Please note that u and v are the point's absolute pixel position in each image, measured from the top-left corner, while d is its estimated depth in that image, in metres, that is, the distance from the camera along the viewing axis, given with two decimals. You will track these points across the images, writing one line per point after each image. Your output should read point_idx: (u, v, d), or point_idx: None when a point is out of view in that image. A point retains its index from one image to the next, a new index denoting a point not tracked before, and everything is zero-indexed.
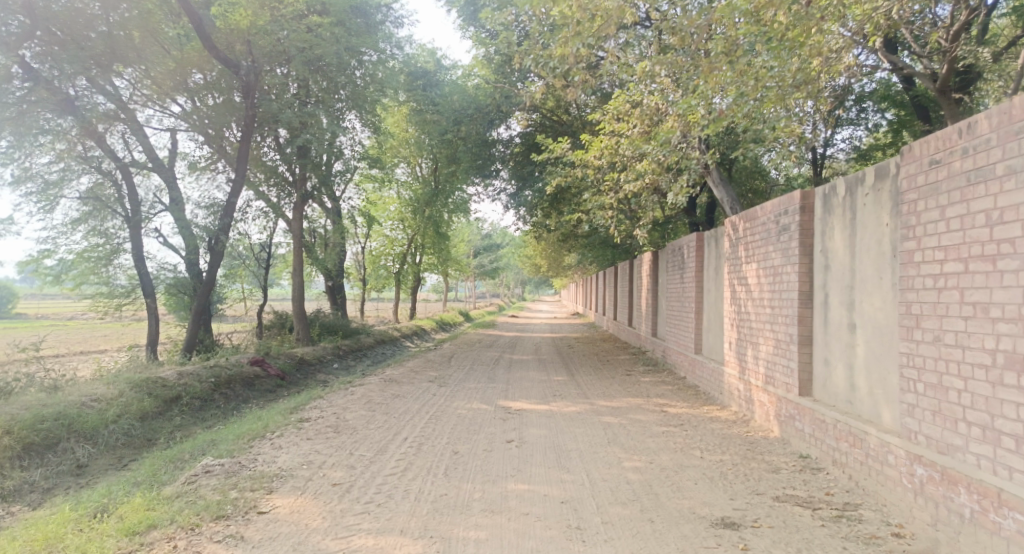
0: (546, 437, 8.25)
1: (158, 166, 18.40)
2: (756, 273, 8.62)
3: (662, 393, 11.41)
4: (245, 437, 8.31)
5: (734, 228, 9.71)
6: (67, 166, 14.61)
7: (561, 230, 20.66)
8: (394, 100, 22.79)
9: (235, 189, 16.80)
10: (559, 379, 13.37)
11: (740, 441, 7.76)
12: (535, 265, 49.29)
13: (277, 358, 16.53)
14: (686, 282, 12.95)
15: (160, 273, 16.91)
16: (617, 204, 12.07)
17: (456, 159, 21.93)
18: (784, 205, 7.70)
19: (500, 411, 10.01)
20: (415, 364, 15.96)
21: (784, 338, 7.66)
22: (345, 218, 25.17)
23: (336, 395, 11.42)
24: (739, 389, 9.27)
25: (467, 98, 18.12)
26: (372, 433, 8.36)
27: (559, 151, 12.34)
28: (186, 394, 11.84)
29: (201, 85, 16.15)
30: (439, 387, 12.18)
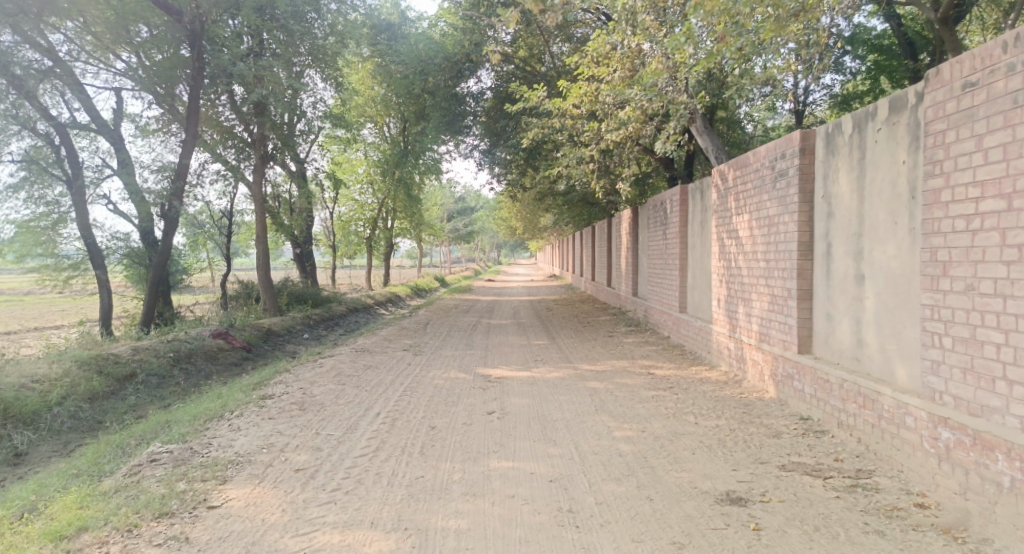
0: (528, 407, 7.71)
1: (102, 129, 17.33)
2: (748, 224, 8.07)
3: (647, 354, 10.94)
4: (200, 418, 7.68)
5: (723, 177, 9.12)
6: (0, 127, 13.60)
7: (537, 188, 20.05)
8: (357, 53, 21.73)
9: (187, 150, 15.86)
10: (540, 343, 12.84)
11: (734, 403, 7.27)
12: (510, 227, 48.62)
13: (243, 330, 15.77)
14: (669, 238, 12.40)
15: (112, 243, 16.08)
16: (600, 155, 11.40)
17: (425, 116, 21.04)
18: (781, 148, 7.11)
19: (478, 380, 9.45)
20: (389, 332, 15.34)
21: (780, 292, 7.14)
22: (312, 182, 24.17)
23: (304, 368, 10.79)
24: (729, 348, 8.79)
25: (433, 48, 17.21)
26: (340, 409, 7.76)
27: (535, 101, 11.57)
28: (141, 370, 11.23)
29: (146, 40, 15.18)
30: (414, 356, 11.60)
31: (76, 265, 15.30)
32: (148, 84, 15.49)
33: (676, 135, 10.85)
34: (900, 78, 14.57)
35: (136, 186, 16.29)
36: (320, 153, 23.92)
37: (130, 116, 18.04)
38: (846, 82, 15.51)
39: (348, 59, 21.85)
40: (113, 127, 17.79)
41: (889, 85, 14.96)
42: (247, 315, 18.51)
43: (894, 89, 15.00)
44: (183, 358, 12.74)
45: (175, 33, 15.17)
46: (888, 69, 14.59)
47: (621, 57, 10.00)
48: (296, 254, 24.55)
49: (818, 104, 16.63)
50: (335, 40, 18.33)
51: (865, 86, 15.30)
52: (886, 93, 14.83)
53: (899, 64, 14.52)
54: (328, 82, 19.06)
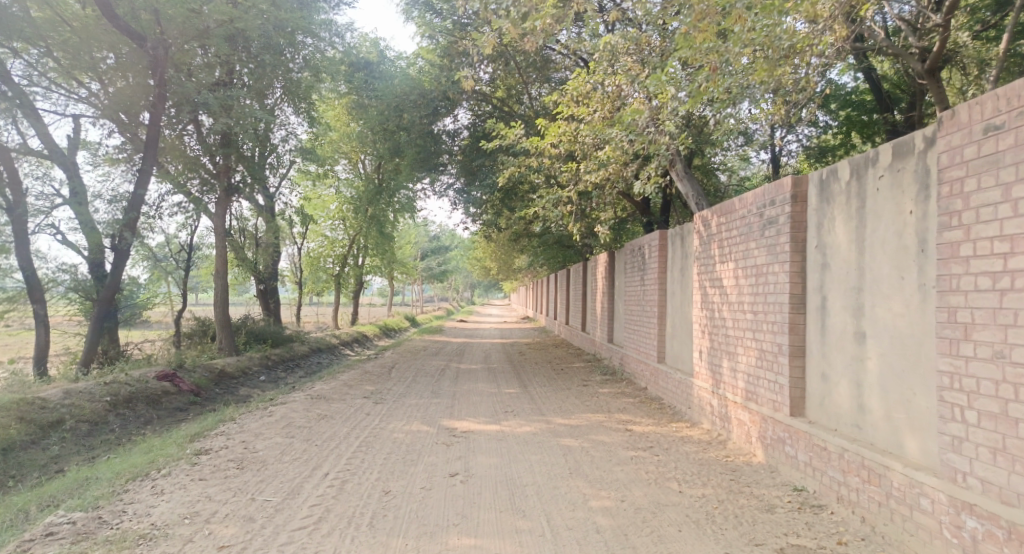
0: (494, 468, 6.99)
1: (56, 155, 16.51)
2: (734, 273, 7.56)
3: (624, 407, 10.30)
4: (123, 477, 6.91)
5: (706, 224, 8.65)
6: None
7: (512, 228, 19.54)
8: (332, 88, 21.25)
9: (144, 180, 15.07)
10: (511, 392, 12.14)
11: (721, 469, 6.64)
12: (485, 267, 47.99)
13: (193, 371, 14.79)
14: (648, 284, 11.89)
15: (56, 275, 15.08)
16: (578, 197, 10.86)
17: (399, 153, 20.53)
18: (770, 194, 6.63)
19: (443, 434, 8.70)
20: (352, 377, 14.49)
21: (769, 348, 6.59)
22: (281, 217, 23.39)
23: (252, 416, 9.94)
24: (712, 405, 8.19)
25: (408, 84, 16.76)
26: (285, 468, 6.97)
27: (511, 138, 11.02)
28: (71, 417, 10.51)
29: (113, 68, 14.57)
30: (375, 404, 10.81)
31: (11, 297, 14.29)
32: (108, 111, 14.83)
33: (656, 176, 10.36)
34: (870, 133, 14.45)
35: (87, 217, 15.41)
36: (290, 188, 23.21)
37: (87, 143, 17.24)
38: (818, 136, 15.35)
39: (323, 94, 21.40)
40: (68, 153, 16.98)
41: (861, 141, 14.85)
42: (203, 355, 17.50)
43: (866, 145, 14.90)
44: (122, 402, 11.82)
45: (136, 59, 14.40)
46: (861, 124, 14.51)
47: (601, 96, 9.57)
48: (259, 291, 23.58)
49: (789, 156, 16.49)
50: (309, 72, 17.84)
51: (836, 140, 15.18)
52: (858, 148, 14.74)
53: (871, 121, 14.43)
54: (299, 117, 18.50)
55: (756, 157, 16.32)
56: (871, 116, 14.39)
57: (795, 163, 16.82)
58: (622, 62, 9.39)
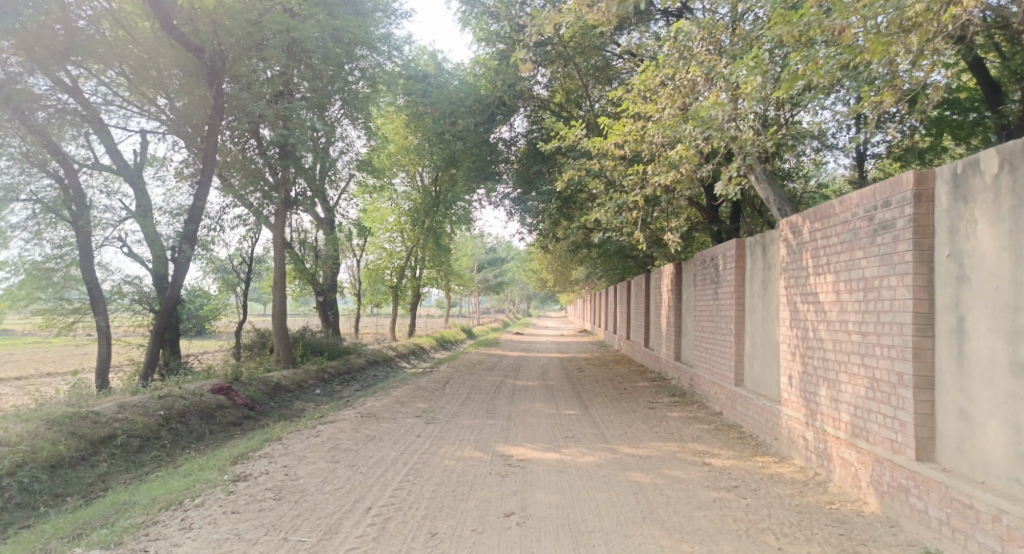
0: (555, 508, 6.15)
1: (122, 170, 16.60)
2: (834, 287, 6.53)
3: (699, 435, 9.33)
4: (157, 504, 6.41)
5: (795, 230, 7.63)
6: (19, 169, 12.85)
7: (571, 238, 18.69)
8: (390, 100, 20.96)
9: (203, 190, 14.90)
10: (572, 414, 11.27)
11: (826, 519, 5.65)
12: (543, 280, 47.16)
13: (248, 384, 14.48)
14: (723, 299, 10.87)
15: (121, 286, 15.08)
16: (644, 202, 9.85)
17: (456, 163, 19.98)
18: (883, 193, 5.59)
19: (499, 462, 7.93)
20: (405, 393, 13.90)
21: (884, 377, 5.56)
22: (340, 231, 23.25)
23: (298, 435, 9.39)
24: (807, 439, 7.18)
25: (466, 91, 16.16)
26: (325, 499, 6.32)
27: (571, 138, 10.08)
28: (122, 432, 10.21)
29: (180, 85, 14.28)
30: (427, 425, 10.12)
31: (79, 308, 14.27)
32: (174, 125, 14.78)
33: (736, 178, 9.26)
34: (961, 132, 13.14)
35: (151, 228, 15.38)
36: (348, 200, 23.03)
37: (153, 157, 17.32)
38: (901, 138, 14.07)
39: (381, 107, 21.15)
40: (135, 168, 17.08)
41: (952, 143, 13.46)
42: (258, 368, 17.25)
43: (958, 148, 13.50)
44: (174, 417, 11.52)
45: (196, 73, 14.20)
46: (955, 124, 13.11)
47: (672, 90, 8.62)
48: (317, 303, 23.28)
49: (865, 159, 15.25)
50: (366, 82, 17.56)
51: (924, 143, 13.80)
52: (949, 151, 13.32)
53: (965, 120, 13.03)
54: (358, 128, 18.19)
55: (829, 162, 15.08)
56: (966, 116, 12.99)
57: (875, 167, 15.44)
58: (696, 53, 8.48)
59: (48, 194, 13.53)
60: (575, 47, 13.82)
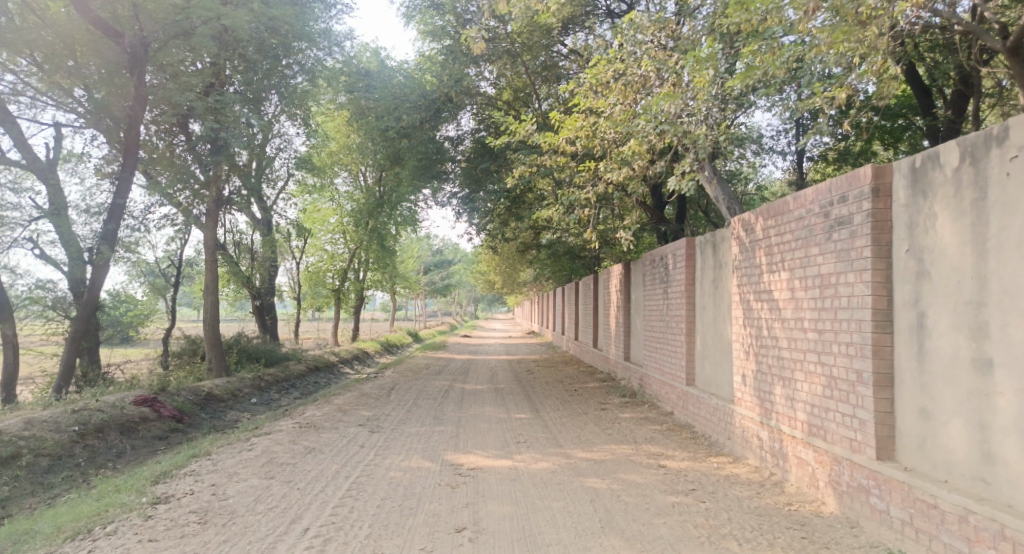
0: (508, 520, 5.81)
1: (35, 167, 15.49)
2: (788, 284, 6.41)
3: (652, 437, 9.16)
4: (62, 533, 5.79)
5: (748, 227, 7.50)
6: None
7: (519, 238, 18.42)
8: (330, 96, 20.26)
9: (124, 187, 13.99)
10: (522, 418, 10.96)
11: (786, 522, 5.47)
12: (490, 282, 46.86)
13: (177, 395, 13.62)
14: (673, 297, 10.75)
15: (33, 291, 14.00)
16: (596, 200, 9.64)
17: (400, 162, 19.44)
18: (839, 187, 5.46)
19: (447, 471, 7.54)
20: (348, 400, 13.31)
21: (843, 374, 5.42)
22: (279, 232, 22.38)
23: (230, 450, 8.77)
24: (762, 439, 7.04)
25: (408, 86, 15.68)
26: (257, 520, 5.80)
27: (520, 133, 9.76)
28: (29, 452, 9.39)
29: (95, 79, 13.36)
30: (371, 434, 9.63)
31: None
32: (93, 119, 13.82)
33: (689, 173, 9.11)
34: (891, 138, 13.46)
35: (66, 228, 14.35)
36: (286, 200, 22.19)
37: (70, 154, 16.22)
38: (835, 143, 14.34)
39: (320, 104, 20.42)
40: (49, 165, 15.97)
41: (883, 147, 13.70)
42: (190, 377, 16.30)
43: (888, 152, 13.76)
44: (92, 432, 10.67)
45: (115, 61, 13.28)
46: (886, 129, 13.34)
47: (622, 84, 8.43)
48: (254, 307, 22.20)
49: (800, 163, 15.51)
50: (303, 75, 16.87)
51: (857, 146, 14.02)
52: (880, 155, 13.54)
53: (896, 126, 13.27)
54: (296, 125, 17.46)
55: (767, 165, 15.26)
56: (896, 121, 13.22)
57: (811, 169, 15.63)
58: (647, 46, 8.32)
59: None
60: (523, 42, 13.56)
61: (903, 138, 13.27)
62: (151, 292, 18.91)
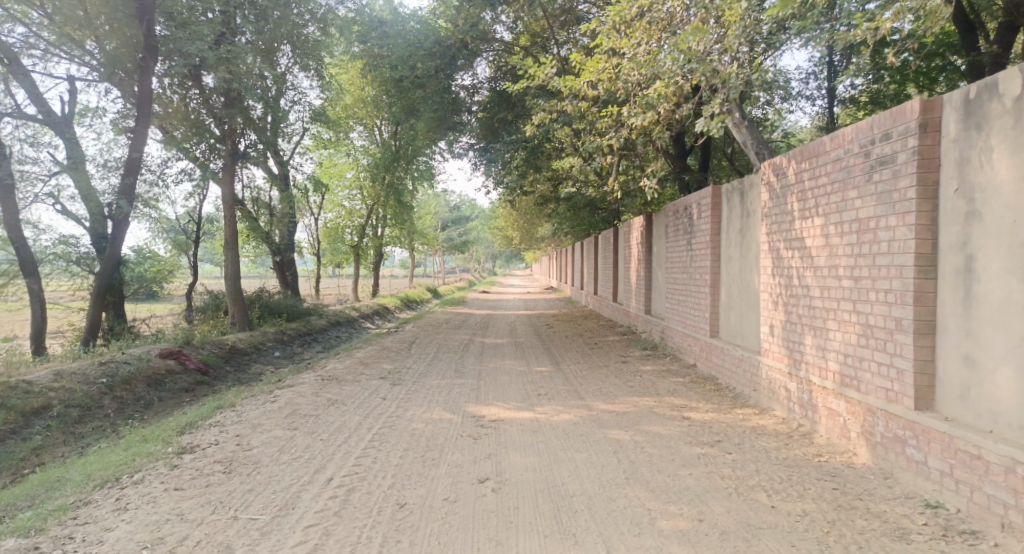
0: (531, 472, 5.74)
1: (51, 122, 15.40)
2: (822, 231, 6.15)
3: (675, 389, 9.04)
4: (91, 481, 5.84)
5: (779, 172, 7.21)
6: None
7: (537, 190, 18.14)
8: (344, 47, 19.85)
9: (139, 141, 13.88)
10: (543, 370, 10.90)
11: (816, 473, 5.35)
12: (507, 237, 46.60)
13: (201, 348, 13.75)
14: (697, 248, 10.50)
15: (56, 247, 14.09)
16: (620, 146, 9.36)
17: (416, 114, 19.10)
18: (883, 124, 5.16)
19: (470, 423, 7.50)
20: (368, 353, 13.33)
21: (880, 322, 5.20)
22: (296, 188, 22.27)
23: (253, 401, 8.81)
24: (790, 390, 6.89)
25: (422, 33, 15.24)
26: (281, 470, 5.80)
27: (540, 77, 9.43)
28: (59, 403, 9.52)
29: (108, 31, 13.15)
30: (392, 387, 9.62)
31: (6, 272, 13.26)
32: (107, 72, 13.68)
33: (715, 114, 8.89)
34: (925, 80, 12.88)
35: (85, 184, 14.34)
36: (303, 154, 22.02)
37: (86, 108, 16.10)
38: (865, 87, 13.80)
39: (334, 55, 20.02)
40: (66, 120, 15.88)
41: (918, 89, 13.11)
42: (213, 331, 16.45)
43: (923, 94, 13.16)
44: (119, 384, 10.80)
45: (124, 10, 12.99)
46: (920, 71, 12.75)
47: (647, 24, 8.19)
48: (274, 263, 22.23)
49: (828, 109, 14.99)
50: (315, 24, 16.48)
51: (890, 89, 13.44)
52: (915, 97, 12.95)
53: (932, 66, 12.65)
54: (310, 77, 17.15)
55: (793, 112, 14.77)
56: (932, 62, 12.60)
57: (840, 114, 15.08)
58: None
59: None
60: None
61: (937, 81, 12.70)
62: (174, 248, 19.13)
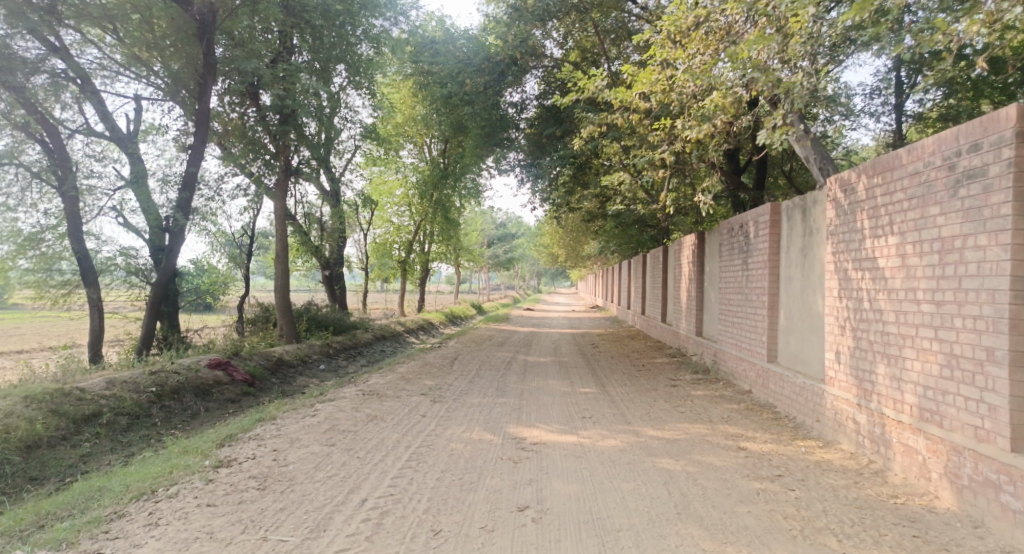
0: (575, 501, 5.38)
1: (117, 138, 15.86)
2: (896, 250, 5.69)
3: (730, 416, 8.54)
4: (127, 493, 5.73)
5: (846, 187, 6.74)
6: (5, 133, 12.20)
7: (586, 207, 17.80)
8: (396, 66, 20.02)
9: (197, 156, 14.11)
10: (589, 392, 10.50)
11: (894, 517, 4.84)
12: (553, 255, 46.23)
13: (248, 359, 13.82)
14: (754, 268, 10.00)
15: (117, 258, 14.40)
16: (674, 161, 8.99)
17: (465, 130, 19.05)
18: (971, 134, 4.75)
19: (512, 445, 7.18)
20: (412, 369, 13.15)
21: (967, 352, 4.76)
22: (346, 202, 22.46)
23: (294, 415, 8.67)
24: (860, 423, 6.37)
25: (473, 49, 15.16)
26: (315, 489, 5.58)
27: (590, 89, 9.15)
28: (109, 410, 9.57)
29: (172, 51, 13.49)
30: (434, 404, 9.37)
31: (66, 282, 13.55)
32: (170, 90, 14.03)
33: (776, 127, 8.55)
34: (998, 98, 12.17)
35: (145, 197, 14.66)
36: (354, 171, 22.24)
37: (151, 126, 16.55)
38: (935, 104, 13.11)
39: (386, 73, 20.22)
40: (131, 136, 16.33)
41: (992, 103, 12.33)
42: (261, 342, 16.59)
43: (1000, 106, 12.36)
44: (168, 393, 10.86)
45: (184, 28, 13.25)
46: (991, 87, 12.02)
47: (703, 35, 7.97)
48: (323, 277, 22.40)
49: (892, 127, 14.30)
50: (368, 42, 16.63)
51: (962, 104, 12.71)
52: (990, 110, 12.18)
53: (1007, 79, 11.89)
54: (362, 93, 17.30)
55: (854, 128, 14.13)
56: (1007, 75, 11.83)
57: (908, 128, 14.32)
58: None
59: (37, 161, 12.87)
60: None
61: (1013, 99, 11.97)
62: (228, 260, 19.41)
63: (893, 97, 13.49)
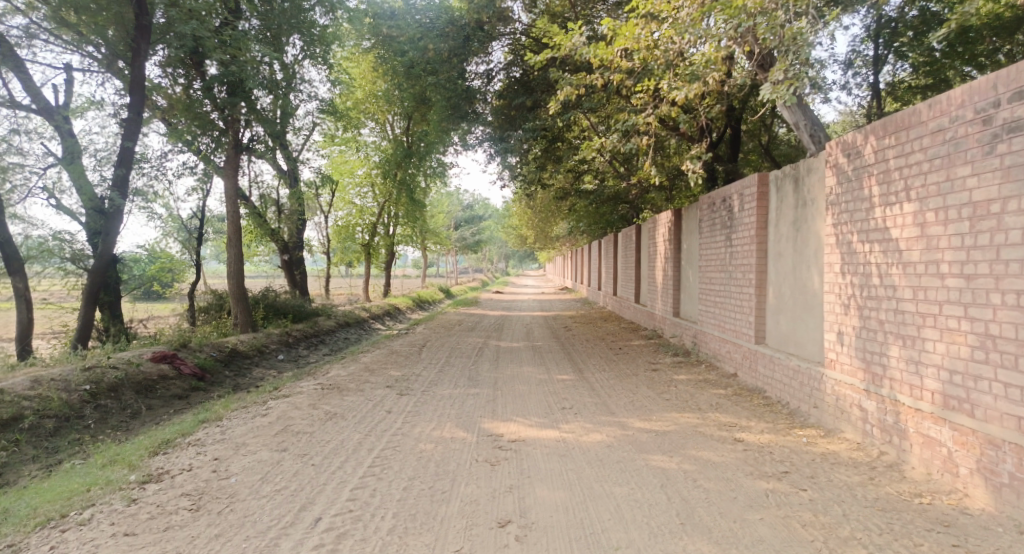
0: (563, 513, 4.72)
1: (47, 113, 14.50)
2: (914, 218, 5.20)
3: (719, 403, 7.95)
4: (33, 517, 4.86)
5: (850, 150, 6.17)
6: None
7: (556, 183, 17.09)
8: (355, 39, 18.92)
9: (134, 131, 12.97)
10: (565, 379, 9.84)
11: (923, 522, 4.31)
12: (521, 235, 45.42)
13: (198, 351, 12.79)
14: (739, 244, 9.42)
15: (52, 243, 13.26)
16: (660, 125, 8.42)
17: (428, 103, 18.06)
18: (1015, 82, 4.36)
19: (487, 443, 6.48)
20: (375, 358, 12.31)
21: (1007, 333, 4.37)
22: (306, 184, 21.37)
23: (242, 415, 7.80)
24: (866, 410, 5.82)
25: (435, 13, 14.16)
26: (260, 507, 4.80)
27: (567, 48, 8.41)
28: (33, 413, 8.56)
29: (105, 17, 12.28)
30: (398, 397, 8.60)
31: None
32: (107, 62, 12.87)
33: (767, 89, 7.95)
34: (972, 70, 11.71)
35: (81, 176, 13.50)
36: (313, 151, 21.13)
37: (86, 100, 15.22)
38: (907, 79, 12.65)
39: (344, 45, 19.08)
40: (63, 111, 14.98)
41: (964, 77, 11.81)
42: (214, 332, 15.52)
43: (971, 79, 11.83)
44: (105, 391, 9.85)
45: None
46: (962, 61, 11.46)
47: None
48: (282, 262, 21.20)
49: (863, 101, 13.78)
50: (323, 11, 15.55)
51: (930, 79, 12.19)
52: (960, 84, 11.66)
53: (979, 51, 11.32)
54: (318, 65, 16.21)
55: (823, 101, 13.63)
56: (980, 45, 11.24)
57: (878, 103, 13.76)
58: None
59: None
60: None
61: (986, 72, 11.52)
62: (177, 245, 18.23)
63: (865, 72, 13.00)
